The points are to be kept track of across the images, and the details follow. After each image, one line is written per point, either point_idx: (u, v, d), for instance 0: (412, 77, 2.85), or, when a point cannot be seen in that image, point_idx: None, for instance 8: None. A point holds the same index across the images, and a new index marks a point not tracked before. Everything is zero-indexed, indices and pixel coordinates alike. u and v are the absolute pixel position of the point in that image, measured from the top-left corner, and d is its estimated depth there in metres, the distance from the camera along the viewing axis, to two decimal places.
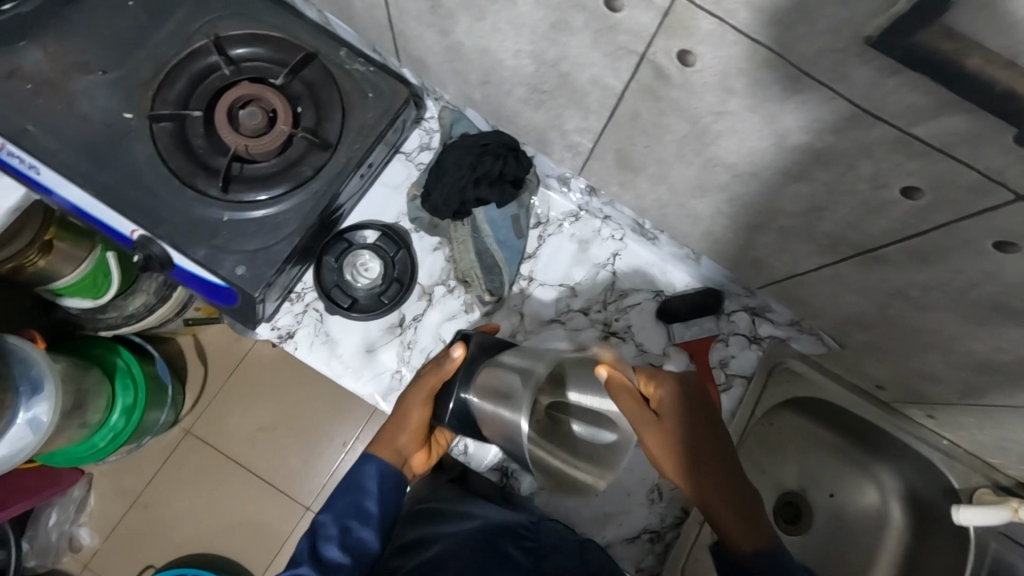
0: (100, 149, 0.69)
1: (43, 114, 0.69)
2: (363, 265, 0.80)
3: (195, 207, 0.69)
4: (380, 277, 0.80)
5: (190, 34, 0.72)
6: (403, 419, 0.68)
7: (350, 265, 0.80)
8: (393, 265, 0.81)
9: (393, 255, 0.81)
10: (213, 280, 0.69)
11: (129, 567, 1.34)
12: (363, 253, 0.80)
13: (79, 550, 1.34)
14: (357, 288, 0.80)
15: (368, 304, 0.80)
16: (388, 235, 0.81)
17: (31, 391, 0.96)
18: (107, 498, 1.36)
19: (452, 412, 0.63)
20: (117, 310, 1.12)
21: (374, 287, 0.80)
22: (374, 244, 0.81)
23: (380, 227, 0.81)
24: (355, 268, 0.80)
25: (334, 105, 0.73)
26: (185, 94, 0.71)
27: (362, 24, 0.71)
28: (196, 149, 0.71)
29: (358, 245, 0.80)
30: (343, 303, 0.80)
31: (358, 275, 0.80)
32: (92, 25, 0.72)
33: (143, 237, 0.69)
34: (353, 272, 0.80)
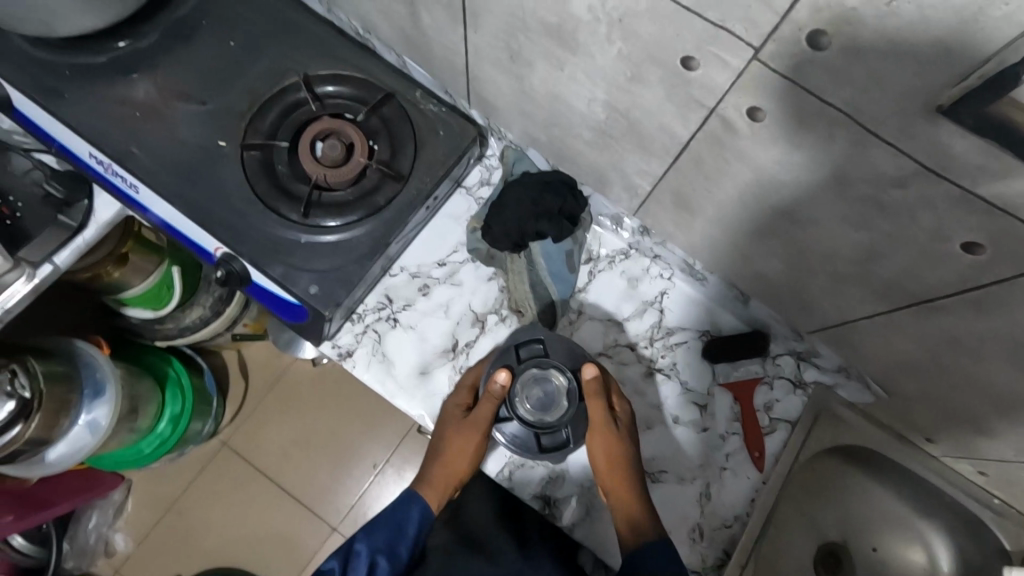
0: (195, 172, 0.75)
1: (149, 138, 0.76)
2: (556, 379, 0.75)
3: (277, 229, 0.74)
4: (571, 399, 0.75)
5: (283, 72, 0.80)
6: (456, 457, 0.76)
7: (528, 386, 0.75)
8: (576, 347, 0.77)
9: (549, 366, 0.75)
10: (287, 297, 0.74)
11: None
12: (557, 373, 0.75)
13: (114, 554, 1.38)
14: (552, 423, 0.74)
15: (576, 427, 0.76)
16: (539, 343, 0.77)
17: (94, 393, 1.02)
18: (142, 505, 1.39)
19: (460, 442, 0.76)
20: (174, 321, 1.19)
21: (573, 406, 0.75)
22: (529, 360, 0.76)
23: (541, 342, 0.77)
24: (541, 392, 0.75)
25: (408, 140, 0.79)
26: (274, 126, 0.78)
27: (438, 68, 0.78)
28: (281, 175, 0.76)
29: (560, 367, 0.75)
30: (542, 445, 0.76)
31: (547, 402, 0.75)
32: (198, 62, 0.79)
33: (228, 254, 0.75)
34: (529, 397, 0.75)
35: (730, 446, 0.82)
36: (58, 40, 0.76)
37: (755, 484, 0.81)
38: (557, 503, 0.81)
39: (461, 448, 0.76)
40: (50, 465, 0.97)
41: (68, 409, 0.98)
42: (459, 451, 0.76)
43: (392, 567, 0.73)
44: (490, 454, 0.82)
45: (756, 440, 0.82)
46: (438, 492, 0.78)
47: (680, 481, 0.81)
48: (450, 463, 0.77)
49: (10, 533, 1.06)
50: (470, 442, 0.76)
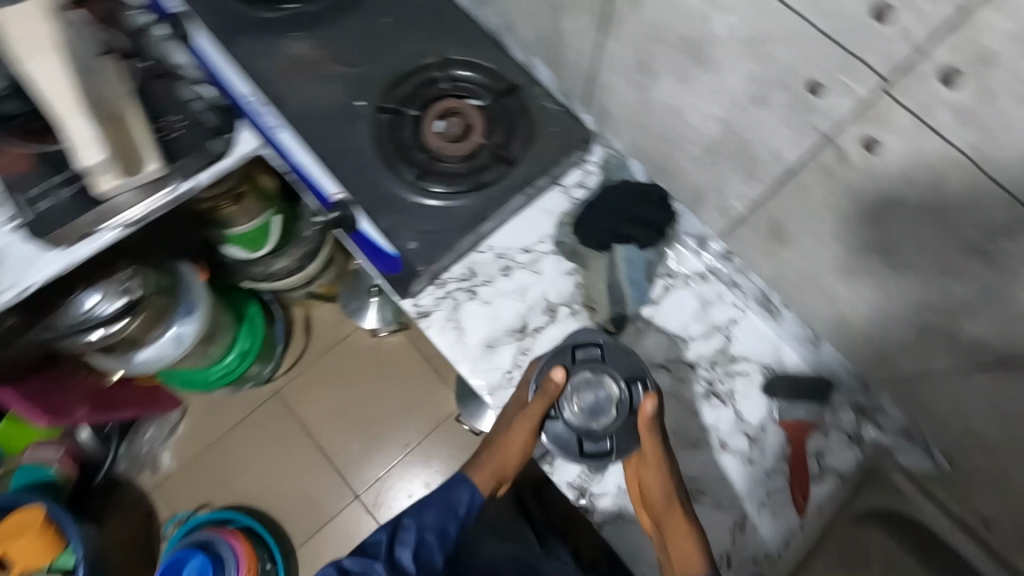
0: (334, 126, 0.85)
1: (302, 92, 0.87)
2: (608, 384, 0.73)
3: (392, 185, 0.82)
4: (620, 410, 0.73)
5: (425, 52, 0.88)
6: (506, 450, 0.76)
7: (579, 388, 0.74)
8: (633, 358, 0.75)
9: (603, 373, 0.73)
10: (386, 247, 0.80)
11: (191, 498, 1.48)
12: (609, 379, 0.73)
13: (159, 469, 1.50)
14: (596, 430, 0.73)
15: (623, 437, 0.73)
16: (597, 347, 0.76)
17: (185, 309, 1.20)
18: (192, 429, 1.52)
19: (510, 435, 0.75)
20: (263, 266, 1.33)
21: (621, 417, 0.73)
22: (584, 362, 0.75)
23: (600, 346, 0.76)
24: (592, 398, 0.73)
25: (523, 130, 0.85)
26: (406, 95, 0.85)
27: (564, 71, 0.84)
28: (403, 139, 0.83)
29: (614, 376, 0.73)
30: (583, 449, 0.74)
31: (597, 409, 0.73)
32: (354, 33, 0.89)
33: (342, 200, 0.80)
34: (577, 400, 0.73)
35: (773, 484, 0.82)
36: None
37: (793, 527, 0.80)
38: (592, 497, 0.82)
39: (514, 444, 0.75)
40: (140, 362, 1.16)
41: (164, 318, 1.17)
42: (507, 443, 0.75)
43: (442, 545, 0.71)
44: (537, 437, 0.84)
45: (802, 484, 0.81)
46: (485, 483, 0.76)
47: (717, 506, 0.81)
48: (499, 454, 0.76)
49: (81, 422, 1.19)
50: (521, 437, 0.74)
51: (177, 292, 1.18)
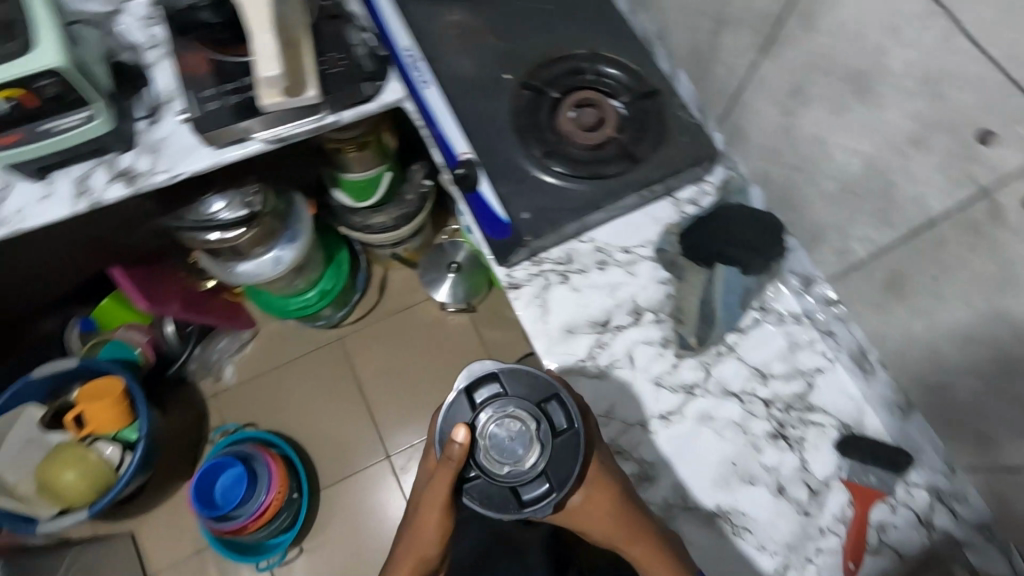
0: (477, 91, 0.90)
1: (455, 55, 0.92)
2: (513, 413, 0.70)
3: (519, 156, 0.86)
4: (536, 441, 0.70)
5: (577, 42, 0.92)
6: (423, 542, 0.71)
7: (487, 436, 0.70)
8: (535, 374, 0.72)
9: (509, 404, 0.71)
10: (498, 212, 0.84)
11: (245, 413, 1.71)
12: (523, 405, 0.70)
13: (220, 380, 1.73)
14: (528, 472, 0.68)
15: (557, 467, 0.70)
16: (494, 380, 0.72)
17: (287, 237, 1.30)
18: (263, 352, 1.76)
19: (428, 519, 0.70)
20: (362, 218, 1.50)
21: (541, 447, 0.69)
22: (490, 401, 0.71)
23: (496, 377, 0.72)
24: (502, 442, 0.69)
25: (654, 133, 0.86)
26: (552, 78, 0.89)
27: (708, 86, 0.86)
28: (539, 117, 0.87)
29: (517, 403, 0.71)
30: (519, 498, 0.69)
31: (509, 448, 0.69)
32: (515, 11, 0.94)
33: (470, 160, 0.86)
34: (488, 452, 0.70)
35: (824, 543, 0.79)
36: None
37: None
38: None
39: (427, 537, 0.71)
40: (237, 274, 1.28)
41: (269, 241, 1.28)
42: (422, 533, 0.71)
43: None
44: None
45: (856, 552, 0.78)
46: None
47: (760, 549, 0.79)
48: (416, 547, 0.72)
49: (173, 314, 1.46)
50: (433, 522, 0.70)
51: (285, 222, 1.29)
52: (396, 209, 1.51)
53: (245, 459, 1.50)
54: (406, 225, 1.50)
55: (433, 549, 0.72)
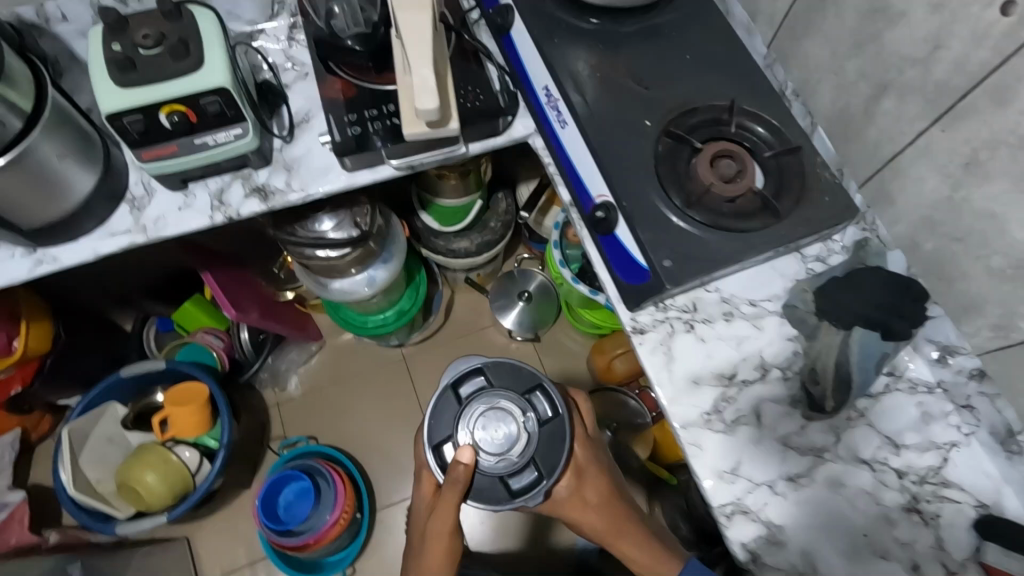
0: (617, 134, 0.90)
1: (594, 96, 0.93)
2: (503, 405, 0.93)
3: (659, 204, 0.85)
4: (523, 434, 0.91)
5: (717, 93, 0.92)
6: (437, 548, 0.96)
7: (478, 437, 0.91)
8: (516, 376, 0.96)
9: (497, 398, 0.93)
10: (637, 258, 0.84)
11: (305, 426, 1.71)
12: (498, 399, 0.93)
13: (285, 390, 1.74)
14: (518, 460, 0.90)
15: (543, 457, 0.92)
16: (481, 370, 0.97)
17: (381, 257, 1.31)
18: (327, 365, 1.77)
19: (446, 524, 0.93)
20: (445, 241, 1.54)
21: (527, 442, 0.91)
22: (477, 398, 0.94)
23: (481, 372, 0.96)
24: (497, 441, 0.91)
25: (795, 188, 0.85)
26: (691, 127, 0.89)
27: (854, 147, 0.86)
28: (679, 166, 0.88)
29: (502, 398, 0.93)
30: (512, 486, 0.91)
31: (506, 445, 0.91)
32: (654, 58, 0.94)
33: (607, 203, 0.87)
34: (481, 445, 0.91)
35: None
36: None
37: None
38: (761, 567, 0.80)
39: (443, 536, 0.95)
40: (331, 290, 1.30)
41: (366, 260, 1.28)
42: (437, 536, 0.95)
43: None
44: (722, 487, 0.82)
45: None
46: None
47: None
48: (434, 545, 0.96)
49: (251, 322, 1.41)
50: (444, 528, 0.93)
51: (383, 243, 1.30)
52: (481, 236, 1.56)
53: (309, 473, 1.49)
54: (489, 251, 1.55)
55: (450, 546, 0.95)
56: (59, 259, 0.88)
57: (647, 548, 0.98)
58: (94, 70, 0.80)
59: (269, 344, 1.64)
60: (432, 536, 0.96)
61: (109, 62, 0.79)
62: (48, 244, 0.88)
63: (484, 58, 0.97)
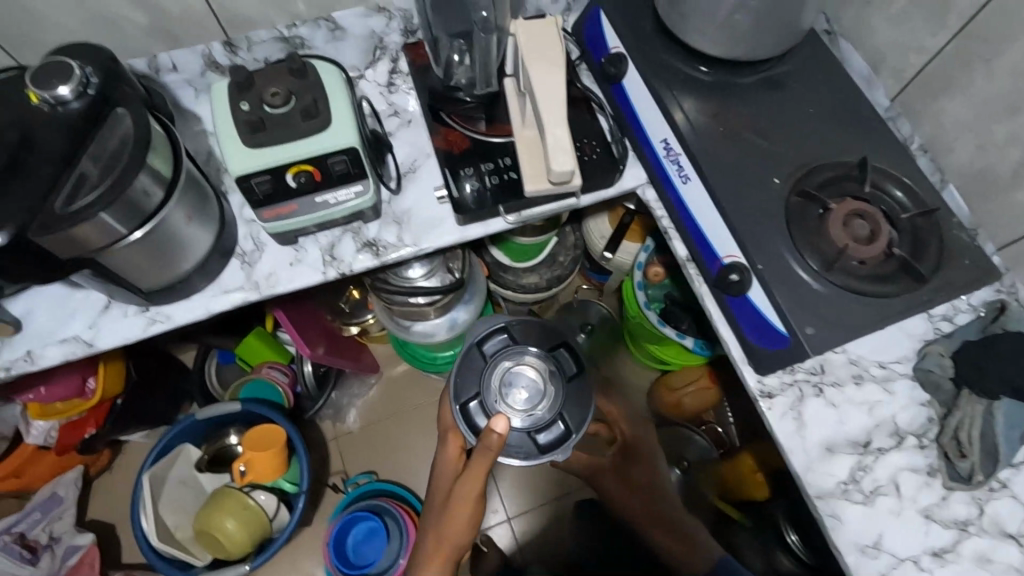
0: (745, 192, 0.87)
1: (718, 150, 0.90)
2: (529, 368, 1.08)
3: (794, 266, 0.83)
4: (546, 381, 1.08)
5: (844, 149, 0.90)
6: (456, 508, 0.97)
7: (504, 391, 1.06)
8: (541, 340, 1.12)
9: (522, 356, 1.09)
10: (774, 323, 0.82)
11: (363, 461, 1.67)
12: (500, 338, 1.11)
13: (341, 423, 1.70)
14: (544, 414, 1.05)
15: (567, 411, 1.06)
16: (504, 335, 1.12)
17: (464, 298, 1.29)
18: (383, 397, 1.73)
19: (476, 481, 0.96)
20: (514, 276, 1.51)
21: (552, 390, 1.07)
22: (498, 356, 1.09)
23: (504, 333, 1.12)
24: (515, 394, 1.06)
25: (935, 250, 0.83)
26: (821, 185, 0.87)
27: (998, 210, 0.85)
28: (811, 226, 0.85)
29: (520, 356, 1.09)
30: (539, 439, 1.04)
31: (534, 398, 1.06)
32: (777, 111, 0.92)
33: (737, 263, 0.84)
34: (498, 395, 1.06)
35: None
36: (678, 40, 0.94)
37: None
38: None
39: (468, 503, 0.97)
40: (412, 332, 1.27)
41: (451, 303, 1.26)
42: (461, 498, 0.97)
43: None
44: (865, 563, 0.80)
45: None
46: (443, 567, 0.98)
47: None
48: (453, 512, 0.97)
49: (317, 358, 1.38)
50: (472, 490, 0.96)
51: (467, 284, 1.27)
52: (550, 270, 1.53)
53: (376, 513, 1.46)
54: (560, 285, 1.53)
55: (473, 513, 0.98)
56: (172, 317, 0.86)
57: (679, 534, 1.15)
58: (222, 130, 0.77)
59: (331, 377, 1.60)
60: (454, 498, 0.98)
61: (240, 123, 0.77)
62: (162, 303, 0.85)
63: (597, 109, 0.98)
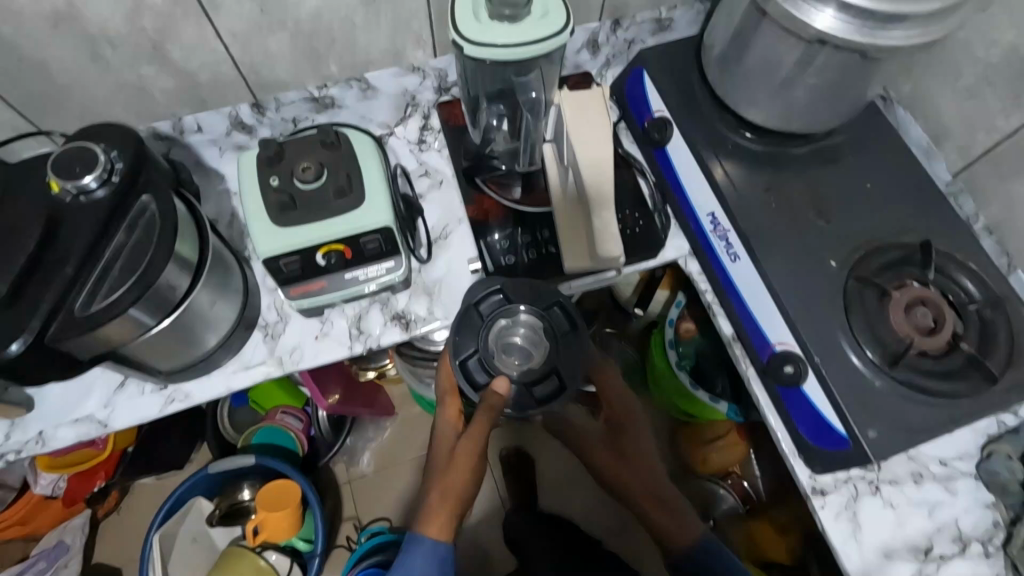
0: (799, 275, 0.82)
1: (770, 228, 0.85)
2: (525, 330, 0.80)
3: (854, 360, 0.78)
4: (539, 334, 0.80)
5: (904, 229, 0.84)
6: (452, 472, 0.75)
7: (498, 342, 0.80)
8: (535, 294, 0.80)
9: (508, 309, 0.80)
10: (832, 421, 0.77)
11: (376, 506, 1.62)
12: (495, 296, 0.81)
13: (354, 467, 1.65)
14: (539, 367, 0.78)
15: (563, 364, 0.79)
16: (499, 291, 0.81)
17: None
18: (398, 439, 1.67)
19: (467, 450, 0.75)
20: None
21: (551, 343, 0.79)
22: (490, 313, 0.80)
23: (500, 291, 0.81)
24: (513, 346, 0.80)
25: (1004, 345, 0.78)
26: (879, 269, 0.82)
27: None
28: (871, 314, 0.79)
29: (517, 302, 0.80)
30: (537, 395, 0.78)
31: (529, 347, 0.80)
32: (832, 186, 0.87)
33: (790, 352, 0.79)
34: (498, 355, 0.79)
35: None
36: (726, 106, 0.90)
37: None
38: None
39: (463, 473, 0.75)
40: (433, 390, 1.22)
41: None
42: (457, 467, 0.75)
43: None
44: None
45: None
46: (444, 525, 0.75)
47: None
48: (446, 476, 0.75)
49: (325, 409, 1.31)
50: (458, 472, 0.75)
51: None
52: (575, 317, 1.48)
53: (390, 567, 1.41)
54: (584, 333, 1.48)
55: (463, 497, 0.76)
56: (191, 396, 0.81)
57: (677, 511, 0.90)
58: (250, 207, 0.73)
59: (346, 422, 1.53)
60: (458, 456, 0.76)
61: (269, 201, 0.73)
62: (180, 381, 0.81)
63: (637, 174, 0.94)
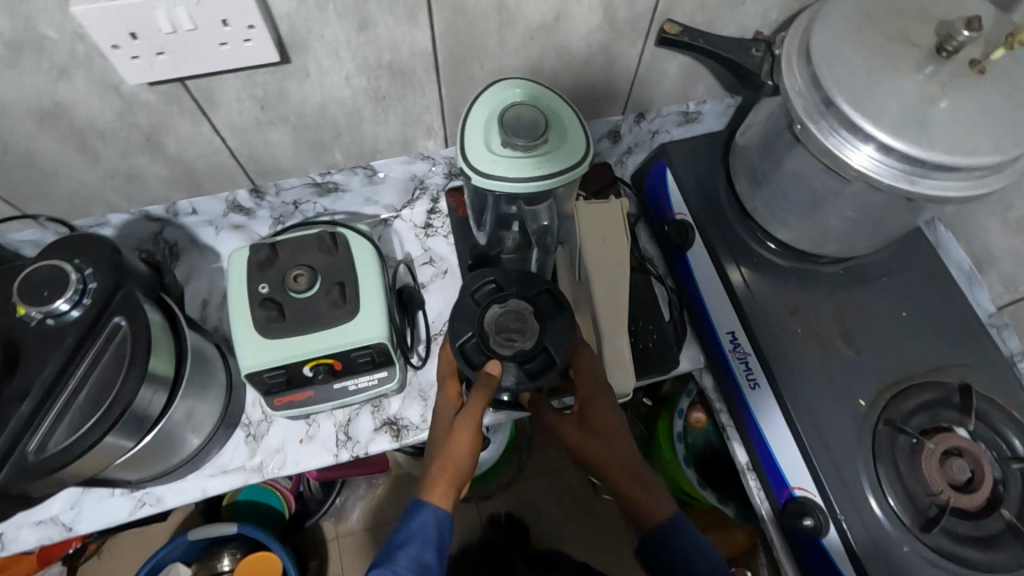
0: (824, 412, 0.75)
1: (796, 355, 0.78)
2: (522, 311, 0.69)
3: (880, 518, 0.71)
4: (541, 312, 0.69)
5: (944, 366, 0.77)
6: (450, 441, 0.67)
7: (490, 323, 0.69)
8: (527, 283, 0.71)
9: (507, 297, 0.70)
10: None
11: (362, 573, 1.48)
12: (489, 287, 0.71)
13: None
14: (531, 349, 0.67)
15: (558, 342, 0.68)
16: (493, 283, 0.71)
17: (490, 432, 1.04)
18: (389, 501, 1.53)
19: (464, 427, 0.67)
20: None
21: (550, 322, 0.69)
22: (488, 298, 0.70)
23: (495, 280, 0.71)
24: (507, 327, 0.69)
25: None
26: (911, 412, 0.75)
27: None
28: (901, 465, 0.73)
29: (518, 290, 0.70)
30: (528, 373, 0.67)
31: (522, 327, 0.69)
32: (866, 311, 0.80)
33: (810, 501, 0.73)
34: (495, 336, 0.68)
35: None
36: (751, 217, 0.83)
37: None
38: None
39: (467, 439, 0.66)
40: None
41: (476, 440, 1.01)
42: (457, 435, 0.67)
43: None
44: None
45: None
46: (447, 492, 0.65)
47: None
48: (447, 446, 0.66)
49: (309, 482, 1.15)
50: (464, 439, 0.66)
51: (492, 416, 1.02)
52: None
53: None
54: None
55: (466, 464, 0.66)
56: (163, 500, 0.77)
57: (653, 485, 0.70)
58: (234, 314, 0.68)
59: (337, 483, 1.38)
60: (457, 429, 0.67)
61: (255, 312, 0.68)
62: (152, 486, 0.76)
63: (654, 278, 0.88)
